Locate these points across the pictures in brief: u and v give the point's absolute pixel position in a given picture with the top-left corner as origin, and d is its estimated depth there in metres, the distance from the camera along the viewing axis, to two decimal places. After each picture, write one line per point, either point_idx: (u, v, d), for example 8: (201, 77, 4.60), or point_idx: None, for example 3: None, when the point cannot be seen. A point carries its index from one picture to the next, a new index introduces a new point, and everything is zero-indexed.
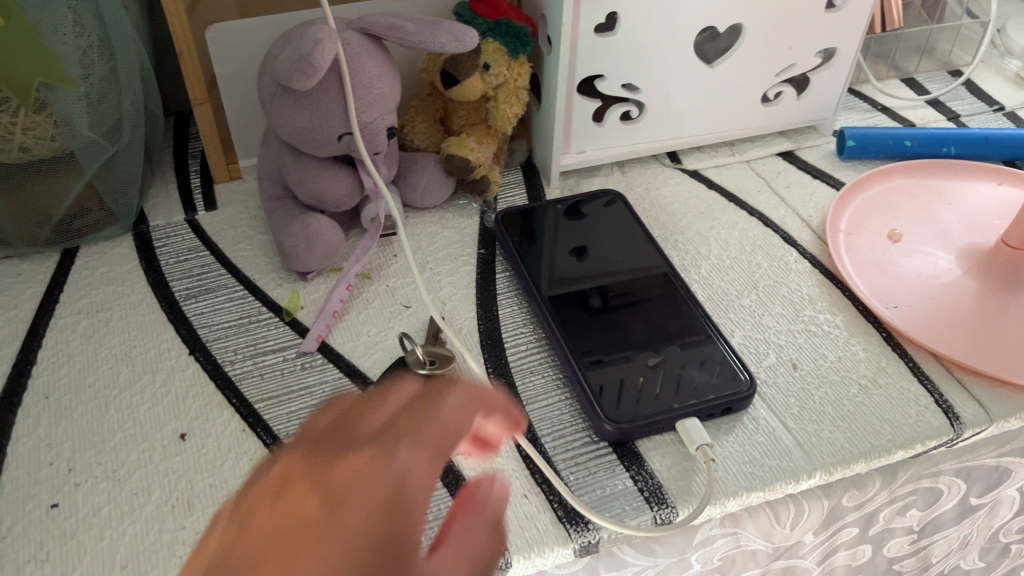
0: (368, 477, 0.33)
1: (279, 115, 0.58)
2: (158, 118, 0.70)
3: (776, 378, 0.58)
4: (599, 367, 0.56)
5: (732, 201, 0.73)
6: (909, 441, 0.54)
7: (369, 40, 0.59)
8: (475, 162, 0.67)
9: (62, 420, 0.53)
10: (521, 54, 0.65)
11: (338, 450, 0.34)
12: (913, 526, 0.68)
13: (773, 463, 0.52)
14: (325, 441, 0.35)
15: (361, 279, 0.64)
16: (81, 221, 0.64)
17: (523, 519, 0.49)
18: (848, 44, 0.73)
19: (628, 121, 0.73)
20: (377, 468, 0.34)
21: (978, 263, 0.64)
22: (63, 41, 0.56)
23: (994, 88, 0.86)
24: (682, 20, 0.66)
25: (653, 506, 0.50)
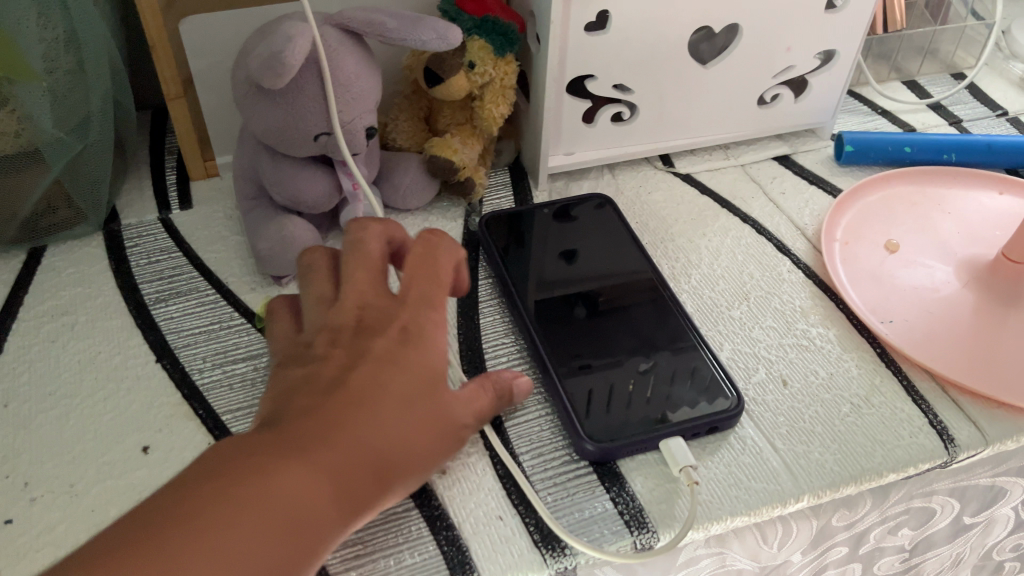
0: (422, 355, 0.41)
1: (253, 114, 0.55)
2: (131, 114, 0.67)
3: (765, 395, 0.55)
4: (587, 371, 0.55)
5: (725, 207, 0.71)
6: (901, 464, 0.52)
7: (348, 36, 0.56)
8: (459, 164, 0.65)
9: (20, 430, 0.51)
10: (508, 52, 0.63)
11: (409, 342, 0.42)
12: (905, 545, 0.67)
13: (760, 486, 0.50)
14: (398, 325, 0.42)
15: None
16: (48, 220, 0.62)
17: (497, 542, 0.47)
18: (849, 46, 0.71)
19: (619, 122, 0.70)
20: (430, 349, 0.42)
21: (978, 277, 0.62)
22: (25, 34, 0.53)
23: (998, 92, 0.83)
24: (676, 19, 0.63)
25: (633, 531, 0.48)
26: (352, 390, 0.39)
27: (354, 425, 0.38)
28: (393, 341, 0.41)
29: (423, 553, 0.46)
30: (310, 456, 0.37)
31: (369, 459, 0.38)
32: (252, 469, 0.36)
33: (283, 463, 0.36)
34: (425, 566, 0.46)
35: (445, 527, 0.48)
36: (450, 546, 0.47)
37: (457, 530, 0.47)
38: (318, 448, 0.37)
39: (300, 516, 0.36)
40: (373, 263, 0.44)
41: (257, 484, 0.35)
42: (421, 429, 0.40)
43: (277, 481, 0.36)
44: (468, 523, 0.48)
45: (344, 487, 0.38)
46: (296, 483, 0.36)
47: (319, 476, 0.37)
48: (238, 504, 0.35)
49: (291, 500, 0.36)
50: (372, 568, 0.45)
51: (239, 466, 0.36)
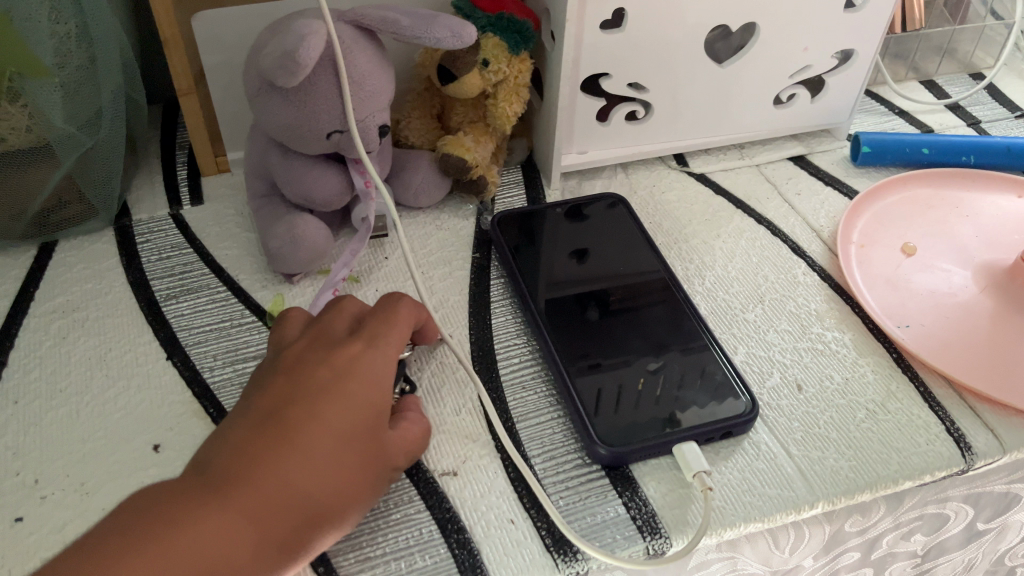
0: (352, 392, 0.43)
1: (265, 111, 0.55)
2: (142, 108, 0.67)
3: (779, 400, 0.55)
4: (596, 371, 0.54)
5: (739, 208, 0.70)
6: (917, 472, 0.51)
7: (362, 33, 0.56)
8: (472, 163, 0.65)
9: (31, 427, 0.51)
10: (522, 50, 0.62)
11: (343, 384, 0.43)
12: (917, 551, 0.66)
13: (774, 492, 0.50)
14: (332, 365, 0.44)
15: (349, 283, 0.61)
16: (59, 215, 0.62)
17: (509, 546, 0.47)
18: (867, 45, 0.70)
19: (633, 121, 0.70)
20: (361, 384, 0.44)
21: (995, 282, 0.61)
22: (37, 28, 0.52)
23: (1017, 93, 0.82)
24: (693, 16, 0.63)
25: (646, 536, 0.47)
26: (277, 434, 0.41)
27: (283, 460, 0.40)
28: (326, 382, 0.43)
29: (435, 556, 0.46)
30: (238, 494, 0.38)
31: (298, 497, 0.39)
32: (180, 511, 0.37)
33: (205, 508, 0.38)
34: (436, 569, 0.45)
35: (456, 530, 0.47)
36: (462, 549, 0.46)
37: (468, 533, 0.47)
38: (248, 487, 0.38)
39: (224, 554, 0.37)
40: (338, 331, 0.48)
41: (180, 527, 0.37)
42: (350, 467, 0.41)
43: (204, 520, 0.37)
44: (479, 526, 0.47)
45: (273, 524, 0.38)
46: (220, 520, 0.37)
47: (246, 513, 0.38)
48: (160, 545, 0.36)
49: (216, 539, 0.37)
50: (383, 570, 0.45)
51: (162, 509, 0.37)
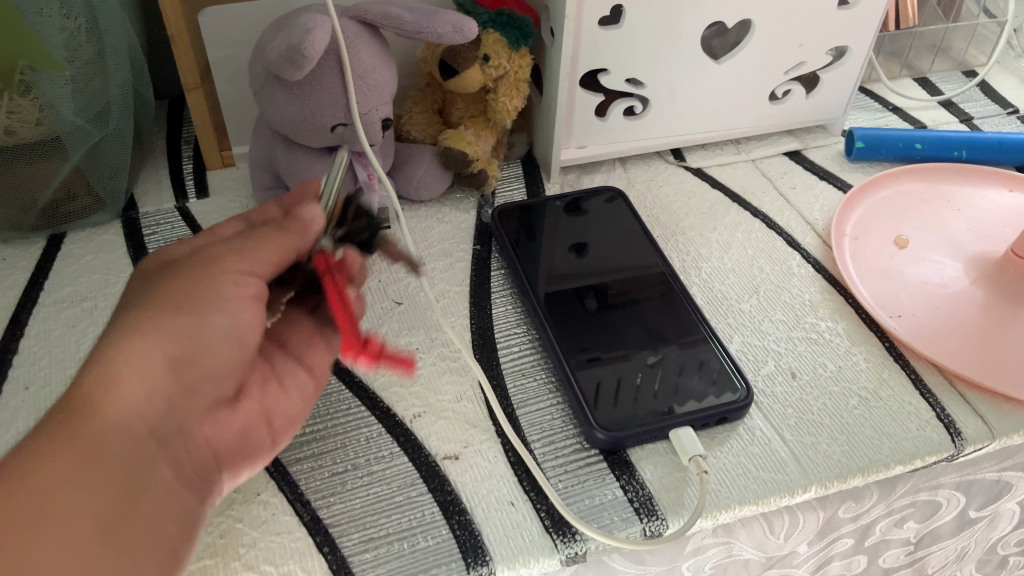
0: (190, 333, 0.43)
1: (271, 105, 0.56)
2: (149, 103, 0.68)
3: (774, 387, 0.56)
4: (594, 366, 0.55)
5: (735, 201, 0.71)
6: (908, 457, 0.52)
7: (366, 29, 0.57)
8: (473, 156, 0.66)
9: (41, 413, 0.52)
10: (522, 45, 0.63)
11: (173, 326, 0.43)
12: (910, 538, 0.67)
13: (768, 476, 0.51)
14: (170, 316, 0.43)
15: None
16: (68, 207, 0.63)
17: (509, 527, 0.48)
18: (861, 42, 0.71)
19: (631, 116, 0.71)
20: (215, 329, 0.44)
21: (986, 273, 0.62)
22: (48, 22, 0.54)
23: (1010, 90, 0.84)
24: (689, 12, 0.64)
25: (642, 518, 0.48)
26: (83, 392, 0.40)
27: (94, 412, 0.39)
28: (153, 322, 0.43)
29: (437, 537, 0.47)
30: (53, 459, 0.37)
31: (94, 437, 0.39)
32: (43, 491, 0.36)
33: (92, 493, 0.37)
34: (438, 549, 0.46)
35: (458, 511, 0.48)
36: (463, 530, 0.47)
37: (469, 515, 0.48)
38: (74, 446, 0.38)
39: (88, 525, 0.37)
40: (192, 272, 0.46)
41: (27, 514, 0.36)
42: (158, 401, 0.42)
43: (42, 492, 0.36)
44: (480, 508, 0.49)
45: (121, 479, 0.39)
46: (74, 491, 0.37)
47: (76, 469, 0.38)
48: (56, 539, 0.36)
49: (102, 515, 0.37)
50: (386, 550, 0.46)
51: (9, 495, 0.36)
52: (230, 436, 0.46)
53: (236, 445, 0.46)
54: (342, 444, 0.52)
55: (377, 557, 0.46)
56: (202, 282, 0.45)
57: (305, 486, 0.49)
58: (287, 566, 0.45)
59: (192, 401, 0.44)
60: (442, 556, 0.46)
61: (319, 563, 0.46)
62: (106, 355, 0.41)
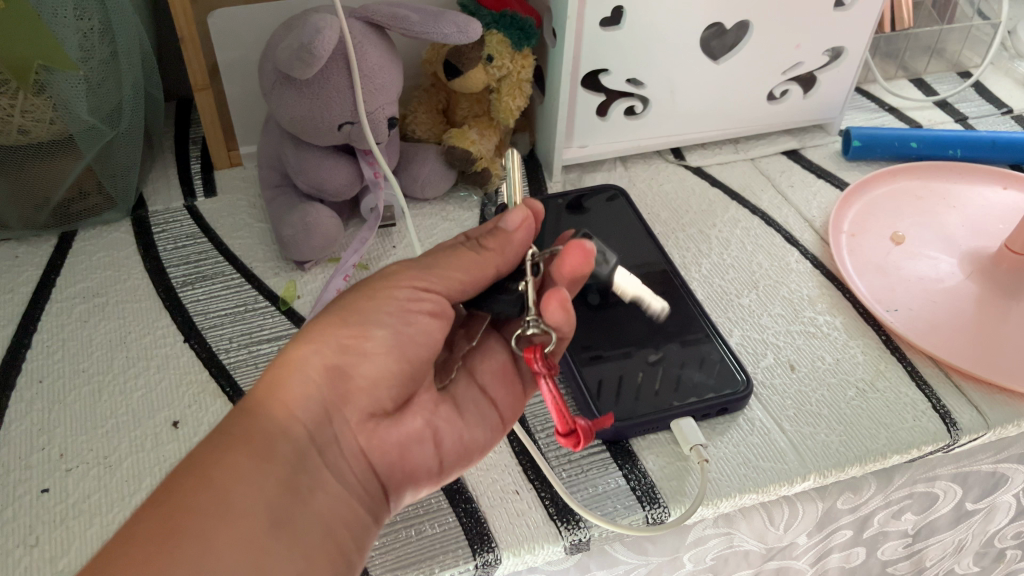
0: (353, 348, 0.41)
1: (280, 104, 0.57)
2: (158, 104, 0.70)
3: (773, 379, 0.57)
4: (596, 364, 0.56)
5: (734, 199, 0.73)
6: (905, 446, 0.53)
7: (372, 29, 0.59)
8: (477, 155, 0.67)
9: (55, 405, 0.53)
10: (525, 46, 0.64)
11: (339, 337, 0.41)
12: (908, 530, 0.68)
13: (768, 465, 0.52)
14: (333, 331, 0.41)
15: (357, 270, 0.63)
16: (79, 205, 0.64)
17: (514, 515, 0.49)
18: (857, 43, 0.72)
19: (632, 116, 0.72)
20: (389, 352, 0.42)
21: (981, 268, 0.64)
22: (64, 23, 0.55)
23: (1004, 90, 0.85)
24: (688, 14, 0.65)
25: (645, 506, 0.49)
26: (252, 405, 0.39)
27: (261, 422, 0.38)
28: (318, 336, 0.41)
29: (443, 524, 0.48)
30: (228, 458, 0.36)
31: (269, 446, 0.37)
32: (209, 486, 0.35)
33: (250, 486, 0.35)
34: (445, 536, 0.47)
35: (464, 500, 0.49)
36: (469, 518, 0.48)
37: (475, 503, 0.49)
38: (245, 451, 0.37)
39: (250, 521, 0.35)
40: (369, 288, 0.43)
41: (187, 502, 0.34)
42: (318, 409, 0.40)
43: (214, 489, 0.35)
44: (485, 497, 0.50)
45: (285, 486, 0.37)
46: (244, 488, 0.35)
47: (250, 467, 0.36)
48: (215, 530, 0.34)
49: (255, 507, 0.35)
50: (394, 537, 0.47)
51: (188, 481, 0.35)
52: (424, 454, 0.43)
53: (405, 458, 0.43)
54: None
55: (385, 544, 0.47)
56: (373, 301, 0.42)
57: None
58: None
59: (351, 408, 0.41)
60: (448, 543, 0.47)
61: None
62: (273, 377, 0.40)
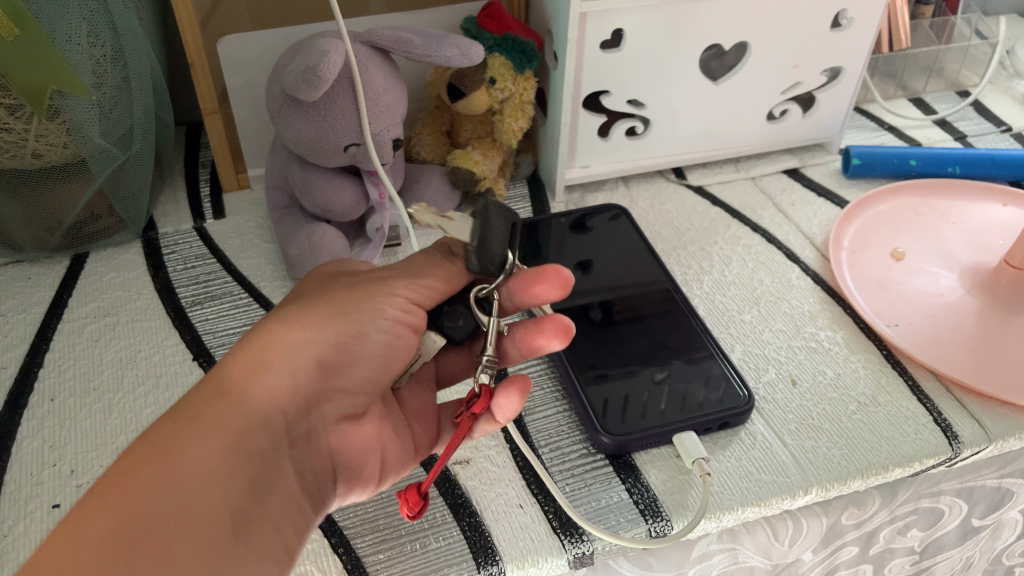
0: (328, 340, 0.42)
1: (287, 125, 0.59)
2: (168, 129, 0.71)
3: (775, 394, 0.58)
4: (601, 382, 0.56)
5: (735, 217, 0.73)
6: (907, 459, 0.54)
7: (377, 53, 0.60)
8: (480, 175, 0.68)
9: (66, 422, 0.54)
10: (527, 68, 0.66)
11: (333, 332, 0.42)
12: (914, 547, 0.68)
13: (770, 478, 0.52)
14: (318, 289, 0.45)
15: None
16: (91, 228, 0.66)
17: (517, 528, 0.49)
18: (854, 64, 0.73)
19: (633, 136, 0.73)
20: (314, 350, 0.41)
21: (980, 283, 0.64)
22: (78, 51, 0.56)
23: (1003, 109, 0.86)
24: (687, 38, 0.66)
25: (648, 519, 0.50)
26: (229, 382, 0.39)
27: (234, 388, 0.39)
28: (307, 326, 0.42)
29: (448, 538, 0.49)
30: (183, 447, 0.36)
31: (229, 417, 0.38)
32: (118, 511, 0.34)
33: (186, 446, 0.36)
34: (449, 550, 0.48)
35: (468, 514, 0.50)
36: (473, 532, 0.49)
37: (479, 517, 0.50)
38: (202, 423, 0.38)
39: (207, 483, 0.36)
40: (358, 284, 0.44)
41: (136, 477, 0.35)
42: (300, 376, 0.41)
43: (162, 471, 0.35)
44: (490, 510, 0.50)
45: (247, 447, 0.38)
46: (188, 464, 0.36)
47: (214, 425, 0.38)
48: (136, 496, 0.34)
49: (192, 471, 0.36)
50: (399, 551, 0.48)
51: (135, 463, 0.36)
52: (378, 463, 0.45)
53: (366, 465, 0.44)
54: None
55: (390, 557, 0.48)
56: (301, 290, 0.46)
57: None
58: (303, 566, 0.47)
59: (326, 406, 0.42)
60: (452, 557, 0.48)
61: (335, 563, 0.47)
62: (257, 347, 0.41)
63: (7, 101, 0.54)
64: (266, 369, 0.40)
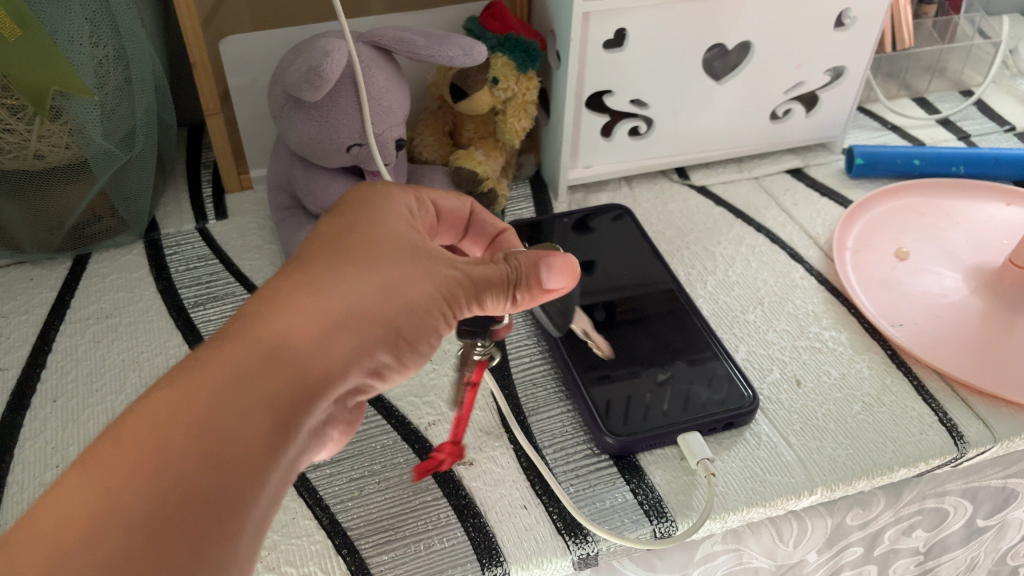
0: (386, 319, 0.39)
1: (290, 125, 0.59)
2: (170, 129, 0.71)
3: (779, 394, 0.57)
4: (605, 382, 0.56)
5: (739, 217, 0.73)
6: (912, 460, 0.53)
7: (379, 53, 0.60)
8: (483, 176, 0.68)
9: (68, 423, 0.53)
10: (530, 68, 0.65)
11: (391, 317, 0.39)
12: (919, 548, 0.68)
13: (774, 479, 0.52)
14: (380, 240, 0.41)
15: None
16: (93, 229, 0.66)
17: (522, 529, 0.49)
18: (857, 63, 0.73)
19: (636, 137, 0.73)
20: (369, 326, 0.39)
21: (985, 282, 0.64)
22: (80, 51, 0.56)
23: (1007, 108, 0.85)
24: (690, 38, 0.66)
25: (652, 520, 0.50)
26: (285, 341, 0.36)
27: (292, 350, 0.36)
28: (368, 300, 0.38)
29: (452, 539, 0.48)
30: (230, 419, 0.33)
31: (280, 388, 0.35)
32: (156, 484, 0.30)
33: (233, 421, 0.33)
34: (454, 550, 0.48)
35: (472, 515, 0.50)
36: (478, 532, 0.49)
37: (483, 518, 0.50)
38: (251, 391, 0.34)
39: (246, 471, 0.33)
40: (421, 257, 0.41)
41: (182, 446, 0.32)
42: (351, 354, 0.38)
43: (207, 447, 0.32)
44: (494, 511, 0.50)
45: (289, 431, 0.35)
46: (231, 445, 0.33)
47: (264, 396, 0.35)
48: (178, 470, 0.31)
49: (235, 458, 0.33)
50: (403, 552, 0.48)
51: (181, 424, 0.32)
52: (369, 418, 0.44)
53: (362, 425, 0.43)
54: (359, 452, 0.53)
55: (394, 558, 0.47)
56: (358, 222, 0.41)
57: (323, 491, 0.51)
58: (307, 567, 0.47)
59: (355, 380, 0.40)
60: (457, 558, 0.47)
61: (339, 564, 0.47)
62: (318, 308, 0.37)
63: (9, 102, 0.54)
64: (328, 344, 0.37)
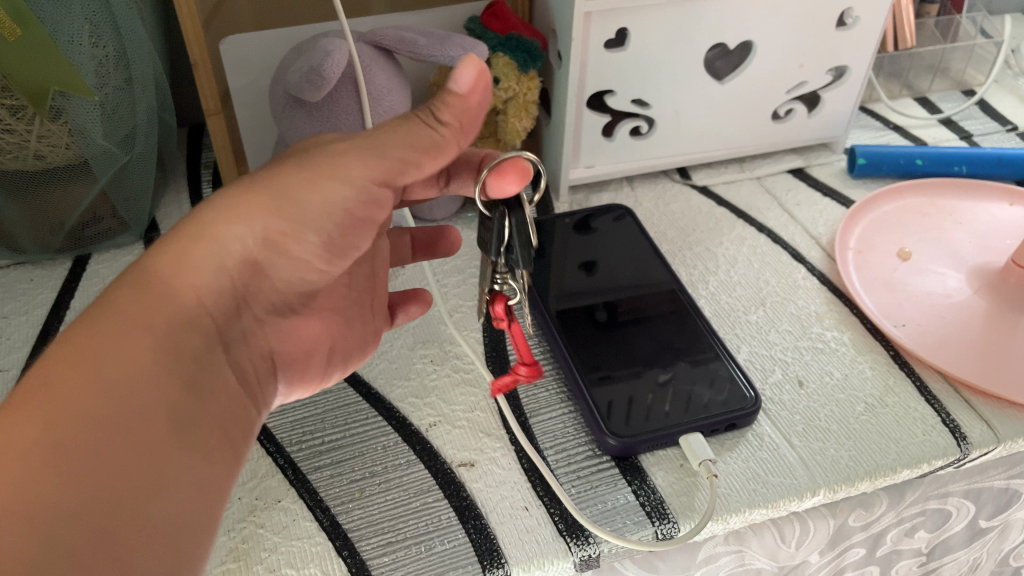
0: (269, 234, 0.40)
1: (291, 125, 0.58)
2: (170, 129, 0.71)
3: (782, 395, 0.57)
4: (607, 383, 0.56)
5: (741, 217, 0.73)
6: (915, 460, 0.53)
7: (380, 53, 0.60)
8: None
9: None
10: (531, 68, 0.65)
11: (271, 226, 0.40)
12: (922, 549, 0.68)
13: (776, 480, 0.52)
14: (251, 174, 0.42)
15: None
16: (93, 229, 0.66)
17: (523, 531, 0.49)
18: (859, 63, 0.73)
19: (638, 136, 0.73)
20: (242, 244, 0.40)
21: (987, 282, 0.64)
22: (80, 52, 0.56)
23: (1009, 108, 0.85)
24: (691, 38, 0.66)
25: (654, 521, 0.49)
26: (155, 275, 0.38)
27: (162, 283, 0.38)
28: (242, 218, 0.40)
29: (453, 541, 0.48)
30: (113, 350, 0.35)
31: (159, 318, 0.37)
32: (48, 420, 0.33)
33: (117, 352, 0.35)
34: (455, 552, 0.48)
35: (473, 516, 0.50)
36: (479, 534, 0.49)
37: (485, 520, 0.49)
38: (132, 324, 0.36)
39: (138, 391, 0.35)
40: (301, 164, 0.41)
41: (63, 382, 0.34)
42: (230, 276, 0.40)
43: (94, 377, 0.34)
44: (495, 513, 0.50)
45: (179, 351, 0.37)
46: (116, 373, 0.35)
47: (148, 326, 0.37)
48: (63, 403, 0.33)
49: (123, 379, 0.35)
50: (404, 553, 0.48)
51: (63, 368, 0.34)
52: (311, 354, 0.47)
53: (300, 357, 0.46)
54: (360, 453, 0.53)
55: (395, 560, 0.47)
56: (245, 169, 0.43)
57: (323, 493, 0.51)
58: (308, 569, 0.47)
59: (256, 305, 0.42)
60: (458, 559, 0.47)
61: (339, 565, 0.47)
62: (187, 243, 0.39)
63: (9, 102, 0.54)
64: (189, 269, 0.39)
